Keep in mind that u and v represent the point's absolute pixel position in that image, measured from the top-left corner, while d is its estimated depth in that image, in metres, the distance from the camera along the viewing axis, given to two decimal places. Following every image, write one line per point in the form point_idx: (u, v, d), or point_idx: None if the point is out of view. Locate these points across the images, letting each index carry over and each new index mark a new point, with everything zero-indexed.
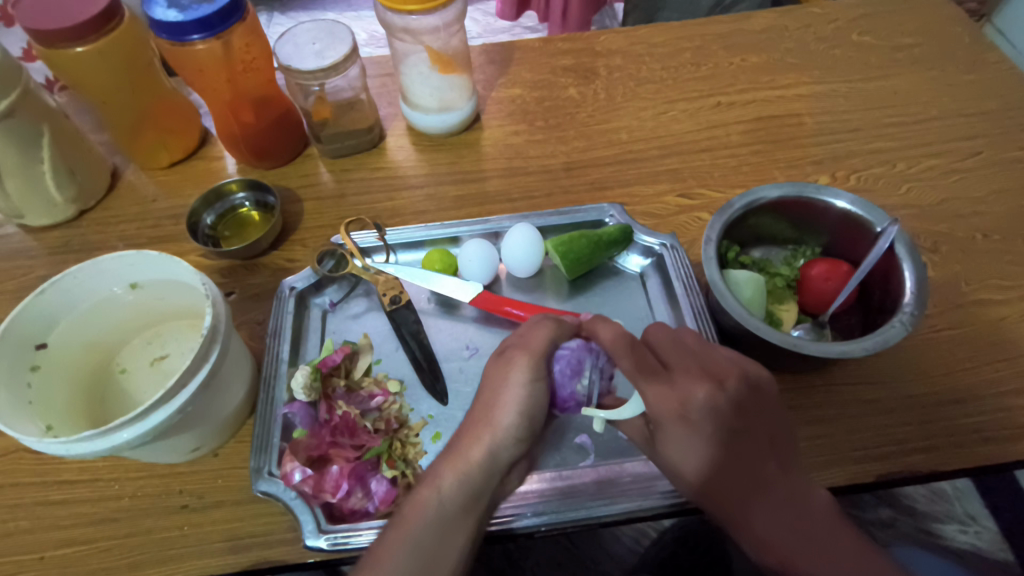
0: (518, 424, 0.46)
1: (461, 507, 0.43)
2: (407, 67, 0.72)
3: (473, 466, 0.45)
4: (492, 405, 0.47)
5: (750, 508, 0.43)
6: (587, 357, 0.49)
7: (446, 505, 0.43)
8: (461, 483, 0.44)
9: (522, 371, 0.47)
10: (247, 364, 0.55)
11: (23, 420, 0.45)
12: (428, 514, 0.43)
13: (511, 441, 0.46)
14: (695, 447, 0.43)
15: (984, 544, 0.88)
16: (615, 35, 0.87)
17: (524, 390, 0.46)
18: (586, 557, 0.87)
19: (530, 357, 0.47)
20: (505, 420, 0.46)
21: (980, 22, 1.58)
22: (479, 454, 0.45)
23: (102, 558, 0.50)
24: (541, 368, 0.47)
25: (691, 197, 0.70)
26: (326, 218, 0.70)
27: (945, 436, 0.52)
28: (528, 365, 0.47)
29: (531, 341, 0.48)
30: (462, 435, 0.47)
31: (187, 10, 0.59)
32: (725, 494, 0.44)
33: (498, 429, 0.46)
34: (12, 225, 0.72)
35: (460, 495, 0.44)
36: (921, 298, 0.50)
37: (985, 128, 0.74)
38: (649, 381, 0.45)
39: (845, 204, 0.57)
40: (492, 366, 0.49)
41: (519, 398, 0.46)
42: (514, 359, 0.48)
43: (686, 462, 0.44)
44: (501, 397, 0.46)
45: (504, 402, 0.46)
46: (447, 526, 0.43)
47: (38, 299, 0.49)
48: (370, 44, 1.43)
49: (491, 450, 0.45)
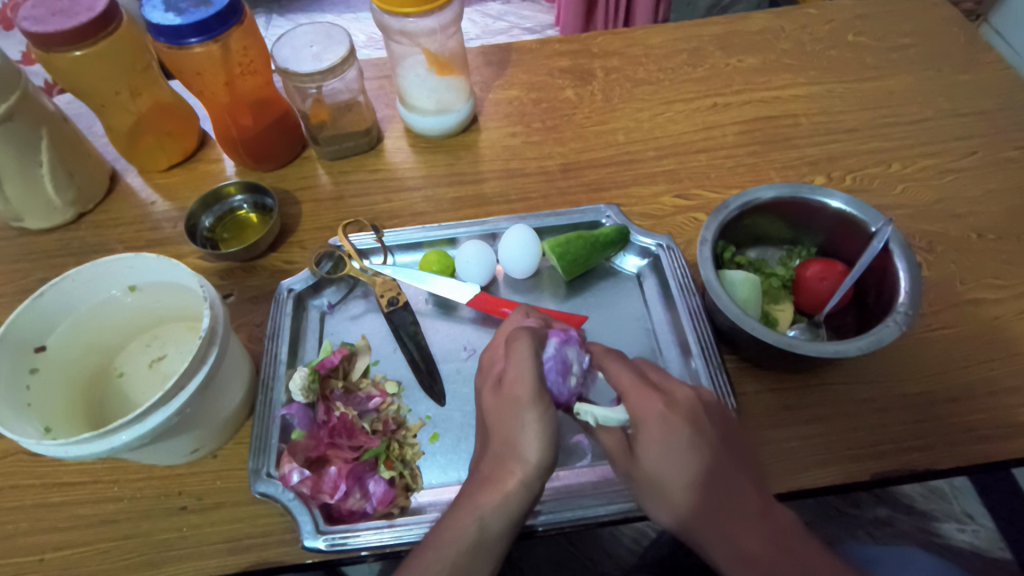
0: (547, 455, 0.42)
1: (502, 533, 0.41)
2: (404, 69, 0.73)
3: (512, 499, 0.42)
4: (513, 438, 0.42)
5: (738, 530, 0.40)
6: (568, 347, 0.46)
7: (488, 532, 0.41)
8: (500, 511, 0.42)
9: (536, 407, 0.42)
10: (247, 367, 0.55)
11: (22, 422, 0.45)
12: (466, 540, 0.41)
13: (543, 469, 0.42)
14: (679, 454, 0.41)
15: (982, 543, 0.88)
16: (612, 37, 0.87)
17: (547, 421, 0.42)
18: (585, 556, 0.87)
19: (515, 376, 0.43)
20: (531, 451, 0.42)
21: (977, 21, 1.59)
22: (516, 484, 0.42)
23: (101, 559, 0.50)
24: (545, 395, 0.42)
25: (688, 198, 0.70)
26: (324, 220, 0.71)
27: (940, 434, 0.52)
28: (536, 400, 0.42)
29: (519, 369, 0.43)
30: (495, 459, 0.43)
31: (185, 13, 0.60)
32: (713, 513, 0.40)
33: (525, 459, 0.42)
34: (11, 228, 0.72)
35: (500, 522, 0.41)
36: (915, 298, 0.51)
37: (980, 128, 0.74)
38: (632, 384, 0.43)
39: (839, 203, 0.58)
40: (490, 400, 0.45)
41: (545, 431, 0.42)
42: (515, 392, 0.42)
43: (667, 473, 0.41)
44: (522, 430, 0.42)
45: (529, 436, 0.42)
46: (485, 553, 0.41)
47: (37, 302, 0.50)
48: (369, 45, 1.43)
49: (525, 481, 0.42)
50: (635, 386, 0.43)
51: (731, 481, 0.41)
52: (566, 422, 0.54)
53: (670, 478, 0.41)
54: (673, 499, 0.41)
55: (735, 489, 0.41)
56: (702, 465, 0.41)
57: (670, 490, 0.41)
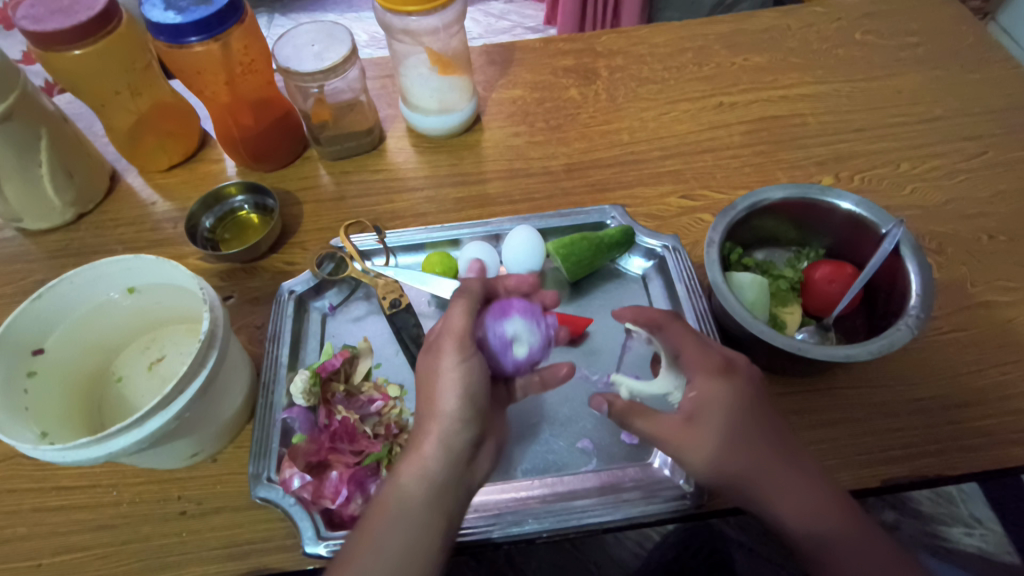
0: (463, 407, 0.42)
1: (424, 499, 0.40)
2: (407, 68, 0.72)
3: (430, 462, 0.41)
4: (430, 396, 0.43)
5: (793, 486, 0.43)
6: (506, 321, 0.47)
7: (406, 504, 0.40)
8: (421, 479, 0.40)
9: (451, 354, 0.43)
10: (247, 370, 0.55)
11: (19, 426, 0.44)
12: (389, 516, 0.40)
13: (461, 425, 0.42)
14: (740, 417, 0.43)
15: (990, 547, 0.87)
16: (616, 36, 0.86)
17: (458, 372, 0.43)
18: (589, 559, 0.86)
19: (450, 330, 0.45)
20: (447, 405, 0.42)
21: (984, 20, 1.57)
22: (432, 448, 0.41)
23: (99, 564, 0.49)
24: (465, 345, 0.44)
25: (693, 199, 0.69)
26: (325, 221, 0.70)
27: (952, 439, 0.51)
28: (455, 348, 0.44)
29: (453, 322, 0.45)
30: (417, 427, 0.43)
31: (185, 12, 0.59)
32: (770, 472, 0.43)
33: (440, 415, 0.42)
34: (11, 228, 0.72)
35: (421, 492, 0.40)
36: (927, 301, 0.50)
37: (990, 128, 0.73)
38: (695, 352, 0.45)
39: (849, 206, 0.57)
40: (422, 361, 0.45)
41: (456, 381, 0.43)
42: (441, 345, 0.44)
43: (738, 442, 0.43)
44: (436, 384, 0.43)
45: (443, 388, 0.43)
46: (415, 523, 0.39)
47: (34, 304, 0.49)
48: (371, 45, 1.42)
49: (443, 439, 0.41)
50: (695, 349, 0.46)
51: (784, 439, 0.44)
52: (572, 426, 0.54)
53: (745, 442, 0.43)
54: (733, 460, 0.42)
55: (785, 444, 0.44)
56: (758, 427, 0.43)
57: (734, 458, 0.42)
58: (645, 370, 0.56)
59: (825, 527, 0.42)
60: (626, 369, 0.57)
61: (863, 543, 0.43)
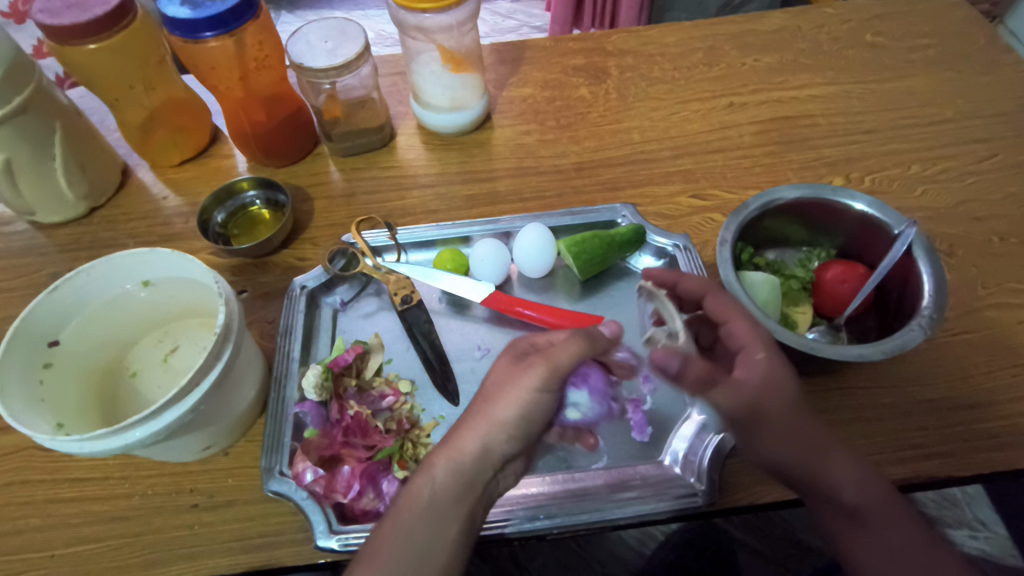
0: (520, 421, 0.43)
1: (458, 494, 0.41)
2: (418, 66, 0.72)
3: (467, 458, 0.42)
4: (489, 399, 0.44)
5: (834, 469, 0.41)
6: (573, 389, 0.48)
7: (440, 496, 0.41)
8: (454, 473, 0.41)
9: (534, 378, 0.44)
10: (259, 364, 0.55)
11: (34, 418, 0.45)
12: (420, 504, 0.40)
13: (508, 435, 0.43)
14: (777, 389, 0.42)
15: (995, 550, 0.87)
16: (627, 35, 0.86)
17: (531, 397, 0.44)
18: (593, 559, 0.86)
19: (550, 358, 0.45)
20: (503, 414, 0.43)
21: (992, 22, 1.57)
22: (473, 445, 0.42)
23: (111, 556, 0.50)
24: (553, 378, 0.44)
25: (704, 198, 0.69)
26: (336, 217, 0.70)
27: (961, 440, 0.51)
28: (546, 376, 0.44)
29: (558, 352, 0.45)
30: (460, 423, 0.44)
31: (200, 7, 0.59)
32: (807, 448, 0.41)
33: (487, 417, 0.43)
34: (23, 222, 0.72)
35: (454, 485, 0.41)
36: (940, 302, 0.50)
37: (1001, 130, 0.73)
38: (742, 321, 0.46)
39: (862, 206, 0.57)
40: (505, 366, 0.46)
41: (525, 403, 0.43)
42: (530, 363, 0.45)
43: (793, 418, 0.42)
44: (502, 393, 0.44)
45: (510, 398, 0.43)
46: (441, 515, 0.40)
47: (51, 297, 0.50)
48: (379, 42, 1.42)
49: (485, 441, 0.43)
50: (743, 323, 0.46)
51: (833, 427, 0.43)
52: None
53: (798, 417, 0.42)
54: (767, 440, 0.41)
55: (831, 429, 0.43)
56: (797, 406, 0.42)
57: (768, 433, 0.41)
58: None
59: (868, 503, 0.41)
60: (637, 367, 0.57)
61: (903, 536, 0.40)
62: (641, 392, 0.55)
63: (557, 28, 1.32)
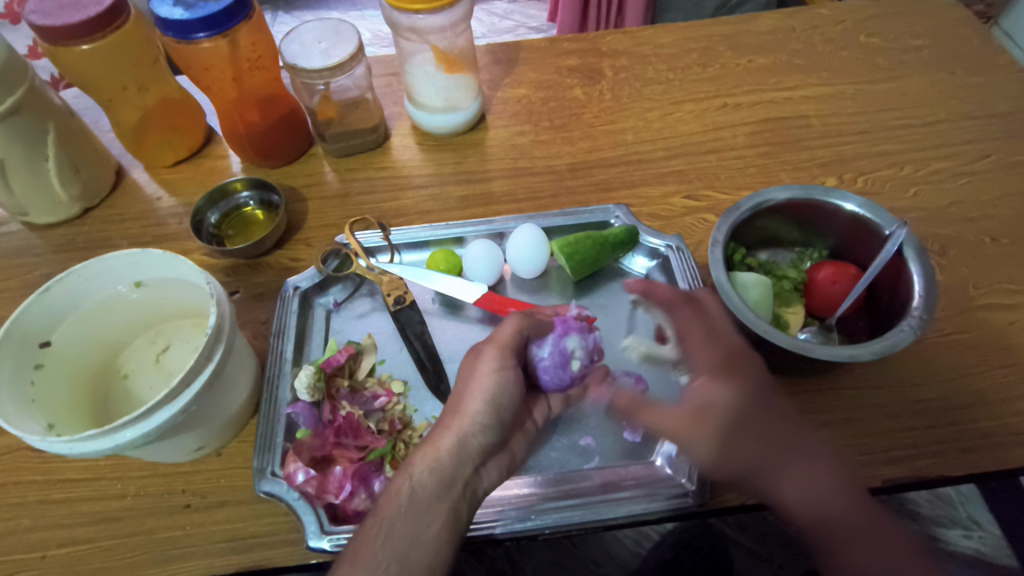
0: (490, 413, 0.45)
1: (436, 491, 0.42)
2: (413, 66, 0.72)
3: (443, 454, 0.43)
4: (459, 396, 0.46)
5: (785, 479, 0.43)
6: (563, 338, 0.49)
7: (419, 493, 0.42)
8: (431, 470, 0.42)
9: (488, 361, 0.46)
10: (252, 365, 0.55)
11: (25, 419, 0.45)
12: (400, 502, 0.41)
13: (482, 429, 0.45)
14: (751, 407, 0.45)
15: (988, 549, 0.88)
16: (621, 36, 0.86)
17: (493, 379, 0.46)
18: (588, 558, 0.87)
19: (499, 342, 0.47)
20: (472, 408, 0.45)
21: (988, 24, 1.58)
22: (448, 441, 0.44)
23: (103, 557, 0.50)
24: (505, 357, 0.47)
25: (697, 199, 0.69)
26: (331, 218, 0.70)
27: (953, 440, 0.51)
28: (495, 356, 0.47)
29: (500, 331, 0.48)
30: (438, 421, 0.46)
31: (194, 8, 0.59)
32: (774, 459, 0.44)
33: (455, 410, 0.45)
34: (17, 223, 0.72)
35: (433, 482, 0.42)
36: (930, 303, 0.50)
37: (994, 130, 0.73)
38: (699, 340, 0.49)
39: (853, 206, 0.57)
40: (466, 362, 0.48)
41: (487, 387, 0.45)
42: (482, 350, 0.47)
43: (741, 440, 0.44)
44: (468, 386, 0.46)
45: (475, 392, 0.45)
46: (423, 513, 0.41)
47: (42, 297, 0.50)
48: (376, 43, 1.42)
49: (460, 437, 0.44)
50: (699, 343, 0.49)
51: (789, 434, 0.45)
52: (575, 422, 0.54)
53: (744, 435, 0.44)
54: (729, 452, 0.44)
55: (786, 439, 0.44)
56: (762, 418, 0.45)
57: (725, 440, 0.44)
58: (648, 368, 0.57)
59: (836, 513, 0.42)
60: (631, 367, 0.57)
61: (870, 539, 0.41)
62: (634, 393, 0.55)
63: (561, 29, 1.32)
